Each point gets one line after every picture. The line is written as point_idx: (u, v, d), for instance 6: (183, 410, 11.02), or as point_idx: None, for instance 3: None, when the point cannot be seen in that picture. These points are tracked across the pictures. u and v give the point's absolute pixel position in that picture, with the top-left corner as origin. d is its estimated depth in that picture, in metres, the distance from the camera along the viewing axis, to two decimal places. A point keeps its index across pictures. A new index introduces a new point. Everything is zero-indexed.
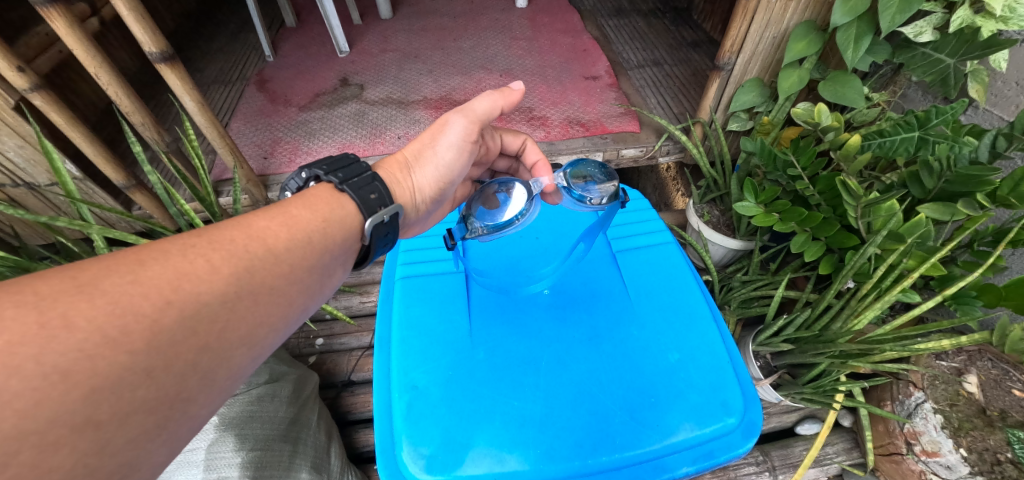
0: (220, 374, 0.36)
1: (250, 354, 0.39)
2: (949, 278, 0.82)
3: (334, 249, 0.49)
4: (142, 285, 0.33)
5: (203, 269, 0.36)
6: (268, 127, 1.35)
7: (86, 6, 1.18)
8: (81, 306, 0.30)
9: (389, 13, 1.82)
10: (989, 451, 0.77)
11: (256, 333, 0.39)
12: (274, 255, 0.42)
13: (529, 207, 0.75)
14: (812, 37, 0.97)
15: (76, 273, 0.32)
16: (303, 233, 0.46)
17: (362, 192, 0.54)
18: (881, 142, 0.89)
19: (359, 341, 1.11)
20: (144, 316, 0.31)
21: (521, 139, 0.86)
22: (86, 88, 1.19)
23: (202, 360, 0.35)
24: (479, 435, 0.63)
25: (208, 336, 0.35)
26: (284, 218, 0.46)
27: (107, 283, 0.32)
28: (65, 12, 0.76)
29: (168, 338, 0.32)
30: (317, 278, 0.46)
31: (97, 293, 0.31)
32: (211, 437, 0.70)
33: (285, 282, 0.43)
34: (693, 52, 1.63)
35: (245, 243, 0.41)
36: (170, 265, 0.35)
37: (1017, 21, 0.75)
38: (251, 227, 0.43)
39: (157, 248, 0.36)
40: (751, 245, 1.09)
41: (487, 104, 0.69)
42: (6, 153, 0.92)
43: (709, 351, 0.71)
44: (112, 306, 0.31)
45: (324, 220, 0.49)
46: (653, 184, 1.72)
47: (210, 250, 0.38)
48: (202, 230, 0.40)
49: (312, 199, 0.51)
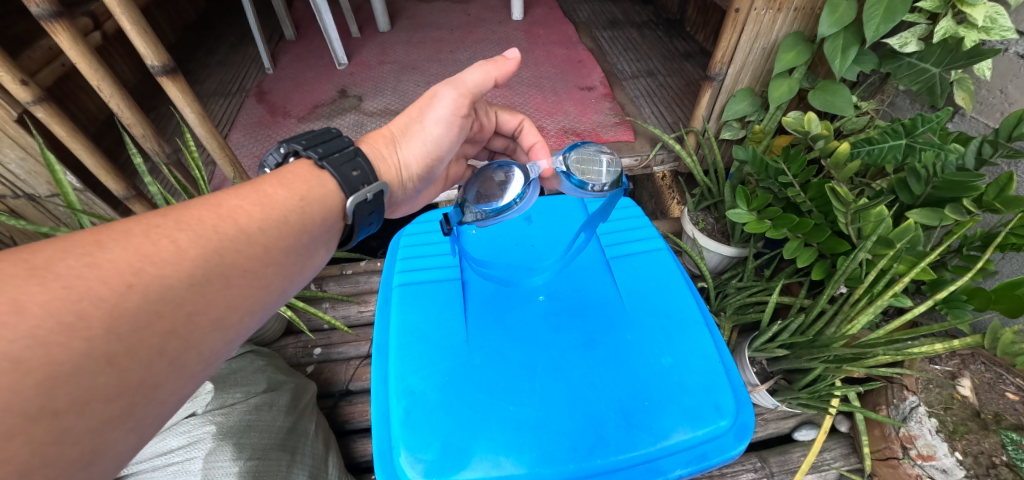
0: (190, 360, 0.37)
1: (223, 337, 0.39)
2: (940, 282, 0.83)
3: (312, 229, 0.49)
4: (99, 269, 0.33)
5: (167, 251, 0.36)
6: (268, 138, 1.37)
7: (89, 21, 1.20)
8: (32, 290, 0.30)
9: (388, 26, 1.85)
10: (984, 455, 0.79)
11: (229, 318, 0.40)
12: (245, 235, 0.42)
13: (527, 191, 0.75)
14: (801, 47, 0.99)
15: (30, 257, 0.32)
16: (278, 211, 0.46)
17: (343, 168, 0.55)
18: (870, 149, 0.91)
19: (358, 350, 1.12)
20: (102, 301, 0.32)
21: (518, 120, 0.87)
22: (87, 100, 1.21)
23: (170, 346, 0.35)
24: (476, 440, 0.64)
25: (174, 321, 0.35)
26: (259, 197, 0.46)
27: (62, 266, 0.32)
28: (69, 26, 0.78)
29: (130, 323, 0.33)
30: (294, 259, 0.47)
31: (50, 277, 0.31)
32: (209, 447, 0.70)
33: (260, 265, 0.43)
34: (686, 63, 1.67)
35: (214, 224, 0.41)
36: (131, 246, 0.35)
37: (999, 31, 0.78)
38: (222, 206, 0.42)
39: (120, 229, 0.36)
40: (745, 251, 1.10)
41: (480, 75, 0.68)
42: (7, 164, 0.93)
43: (702, 355, 0.71)
44: (67, 289, 0.31)
45: (302, 200, 0.49)
46: (649, 192, 1.74)
47: (177, 231, 0.38)
48: (168, 210, 0.40)
49: (289, 177, 0.51)
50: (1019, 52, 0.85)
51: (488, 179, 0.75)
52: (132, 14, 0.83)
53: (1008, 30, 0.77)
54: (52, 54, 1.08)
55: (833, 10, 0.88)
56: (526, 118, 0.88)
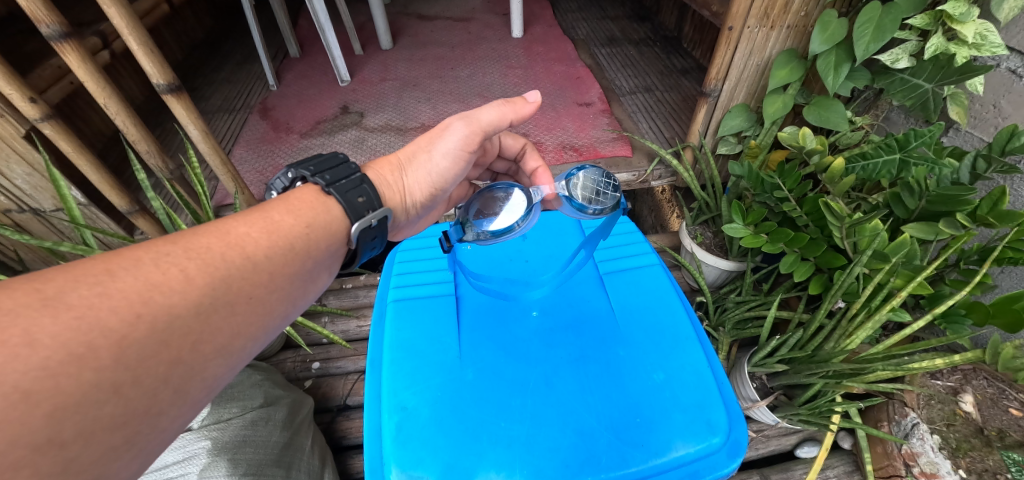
0: (194, 385, 0.37)
1: (225, 363, 0.40)
2: (938, 296, 0.81)
3: (316, 255, 0.50)
4: (110, 298, 0.33)
5: (175, 280, 0.37)
6: (270, 154, 1.39)
7: (99, 40, 1.24)
8: (43, 321, 0.30)
9: (389, 44, 1.89)
10: (988, 472, 0.77)
11: (233, 343, 0.40)
12: (252, 263, 0.43)
13: (528, 215, 0.76)
14: (794, 65, 1.01)
15: (42, 286, 0.32)
16: (284, 239, 0.47)
17: (349, 194, 0.56)
18: (864, 165, 0.92)
19: (355, 365, 1.11)
20: (111, 332, 0.32)
21: (519, 145, 0.88)
22: (93, 114, 1.24)
23: (174, 374, 0.35)
24: (468, 458, 0.63)
25: (180, 349, 0.36)
26: (266, 223, 0.47)
27: (74, 296, 0.32)
28: (78, 46, 0.80)
29: (136, 352, 0.33)
30: (298, 285, 0.47)
31: (62, 307, 0.31)
32: (204, 462, 0.70)
33: (264, 291, 0.44)
34: (683, 79, 1.70)
35: (222, 251, 0.41)
36: (141, 276, 0.35)
37: (989, 48, 0.79)
38: (229, 234, 0.43)
39: (130, 257, 0.36)
40: (743, 266, 1.10)
41: (495, 115, 0.69)
42: (14, 179, 0.95)
43: (694, 371, 0.71)
44: (78, 320, 0.31)
45: (307, 226, 0.50)
46: (648, 207, 1.75)
47: (185, 259, 0.39)
48: (179, 237, 0.41)
49: (296, 203, 0.52)
50: (1011, 67, 0.86)
51: (490, 197, 0.77)
52: (140, 34, 0.86)
53: (998, 47, 0.78)
54: (60, 73, 1.10)
55: (824, 28, 0.90)
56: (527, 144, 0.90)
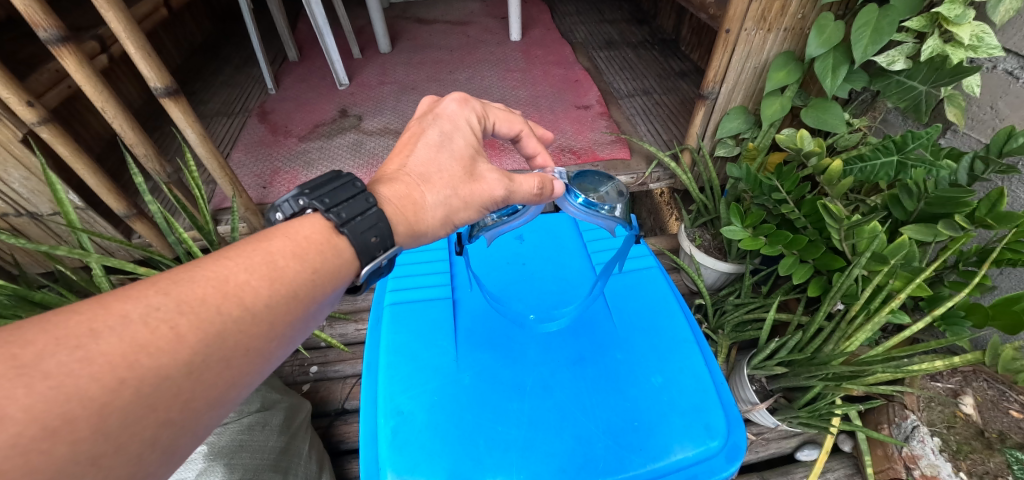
0: (184, 441, 0.35)
1: (218, 413, 0.38)
2: (938, 298, 0.81)
3: (323, 300, 0.46)
4: (91, 364, 0.30)
5: (164, 339, 0.34)
6: (268, 157, 1.39)
7: (96, 44, 1.24)
8: (16, 394, 0.27)
9: (388, 47, 1.90)
10: (989, 475, 0.77)
11: (227, 396, 0.37)
12: (251, 314, 0.39)
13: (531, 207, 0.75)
14: (792, 67, 1.01)
15: (19, 352, 0.29)
16: (286, 287, 0.42)
17: (363, 235, 0.49)
18: (862, 167, 0.92)
19: (353, 368, 1.11)
20: (91, 401, 0.30)
21: (516, 130, 0.77)
22: (92, 118, 1.25)
23: (163, 436, 0.33)
24: (465, 463, 0.63)
25: (168, 411, 0.33)
26: (268, 269, 0.42)
27: (51, 362, 0.29)
28: (76, 50, 0.80)
29: (119, 420, 0.31)
30: (300, 328, 0.44)
31: (38, 377, 0.29)
32: (200, 467, 0.69)
33: (263, 341, 0.40)
34: (681, 81, 1.70)
35: (218, 303, 0.38)
36: (127, 336, 0.32)
37: (985, 49, 0.79)
38: (228, 283, 0.39)
39: (117, 313, 0.33)
40: (741, 267, 1.09)
41: (534, 182, 0.64)
42: (11, 183, 0.95)
43: (692, 374, 0.71)
44: (56, 390, 0.29)
45: (313, 273, 0.45)
46: (648, 209, 1.75)
47: (177, 313, 0.35)
48: (164, 282, 0.37)
49: (305, 242, 0.46)
50: (1007, 69, 0.86)
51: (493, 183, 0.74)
52: (137, 38, 0.86)
53: (994, 49, 0.78)
54: (58, 76, 1.10)
55: (821, 31, 0.90)
56: (525, 119, 0.80)
